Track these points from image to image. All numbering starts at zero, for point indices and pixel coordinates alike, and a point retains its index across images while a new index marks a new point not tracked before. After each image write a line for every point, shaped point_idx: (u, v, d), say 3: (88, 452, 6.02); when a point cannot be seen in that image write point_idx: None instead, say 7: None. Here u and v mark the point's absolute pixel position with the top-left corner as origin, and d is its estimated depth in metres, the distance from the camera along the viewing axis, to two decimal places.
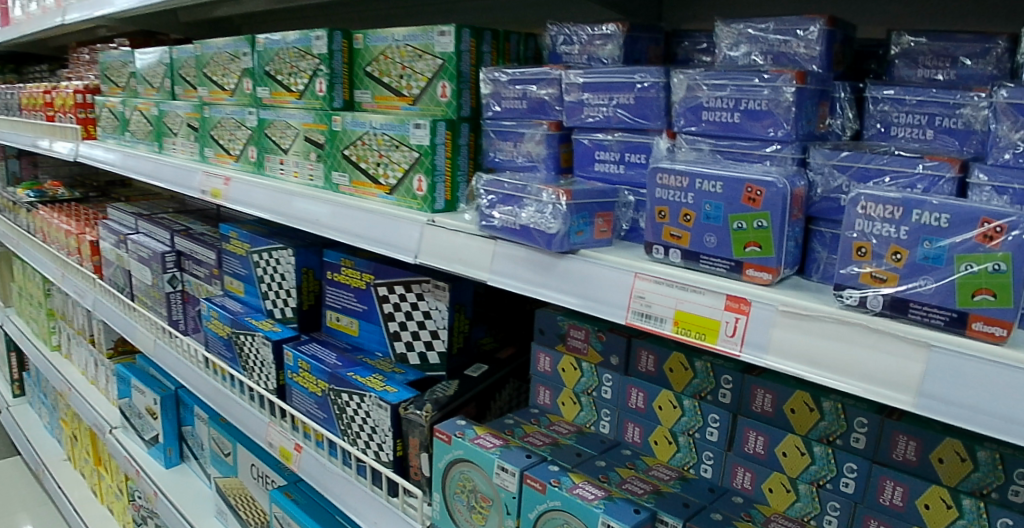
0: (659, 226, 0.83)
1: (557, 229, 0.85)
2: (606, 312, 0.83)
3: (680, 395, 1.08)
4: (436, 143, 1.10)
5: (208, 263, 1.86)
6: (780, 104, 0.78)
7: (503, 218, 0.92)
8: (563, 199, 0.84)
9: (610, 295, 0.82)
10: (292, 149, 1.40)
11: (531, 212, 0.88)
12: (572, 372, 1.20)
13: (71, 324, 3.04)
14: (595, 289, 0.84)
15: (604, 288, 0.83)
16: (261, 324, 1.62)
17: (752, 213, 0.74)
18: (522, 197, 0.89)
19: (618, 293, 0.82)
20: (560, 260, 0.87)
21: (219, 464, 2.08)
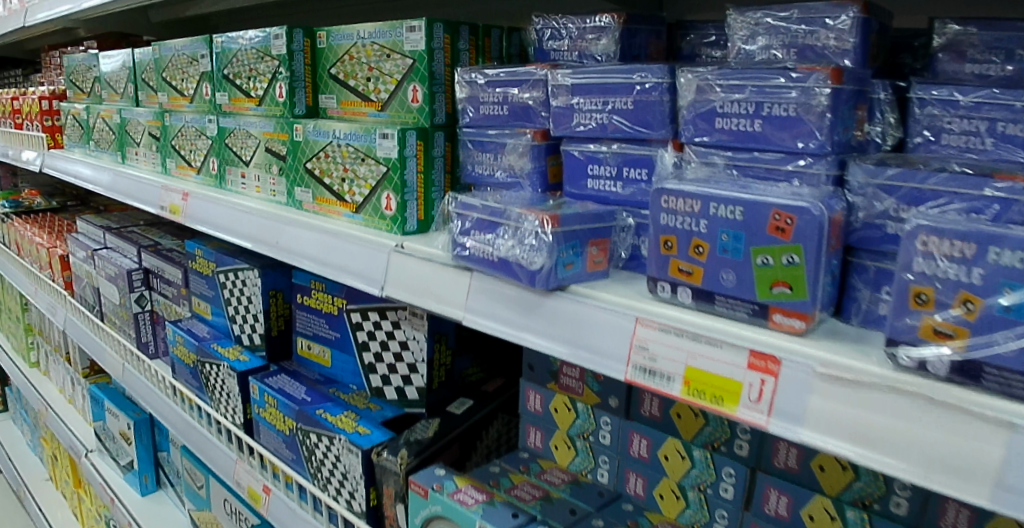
0: (664, 259, 0.68)
1: (541, 264, 0.70)
2: (603, 364, 0.68)
3: (690, 445, 0.93)
4: (406, 154, 0.96)
5: (174, 282, 1.71)
6: (812, 109, 0.64)
7: (477, 248, 0.77)
8: (548, 228, 0.69)
9: (609, 344, 0.68)
10: (253, 161, 1.25)
11: (510, 242, 0.73)
12: (566, 414, 1.06)
13: (46, 340, 2.88)
14: (588, 336, 0.69)
15: (600, 336, 0.69)
16: (226, 352, 1.46)
17: (780, 246, 0.60)
18: (500, 223, 0.74)
19: (618, 343, 0.67)
20: (547, 299, 0.72)
21: (193, 496, 1.93)
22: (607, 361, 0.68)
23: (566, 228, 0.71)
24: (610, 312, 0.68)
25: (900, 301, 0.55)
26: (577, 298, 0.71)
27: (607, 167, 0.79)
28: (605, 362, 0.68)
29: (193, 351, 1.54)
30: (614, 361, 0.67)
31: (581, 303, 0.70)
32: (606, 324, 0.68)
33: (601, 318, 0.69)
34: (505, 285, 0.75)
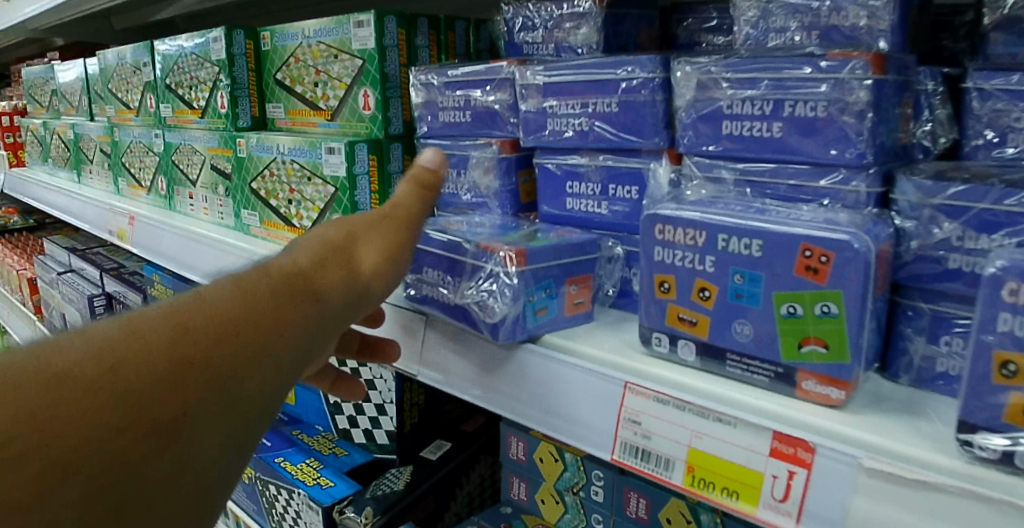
0: (659, 306, 0.53)
1: (503, 312, 0.56)
2: (582, 438, 0.53)
3: (697, 507, 0.66)
4: (357, 171, 0.76)
5: None
6: (847, 108, 0.50)
7: (432, 291, 0.63)
8: (512, 267, 0.55)
9: (587, 416, 0.53)
10: (200, 180, 1.01)
11: (467, 283, 0.58)
12: (552, 463, 0.74)
13: None
14: (564, 403, 0.55)
15: (576, 404, 0.54)
16: None
17: (813, 293, 0.45)
18: (456, 260, 0.60)
19: (598, 414, 0.52)
20: (513, 355, 0.58)
21: None
22: (586, 438, 0.53)
23: (536, 267, 0.56)
24: (587, 374, 0.53)
25: (978, 369, 0.39)
26: (546, 354, 0.56)
27: (589, 184, 0.64)
28: (583, 438, 0.53)
29: None
30: (594, 438, 0.53)
31: (552, 359, 0.55)
32: (583, 389, 0.53)
33: (575, 381, 0.54)
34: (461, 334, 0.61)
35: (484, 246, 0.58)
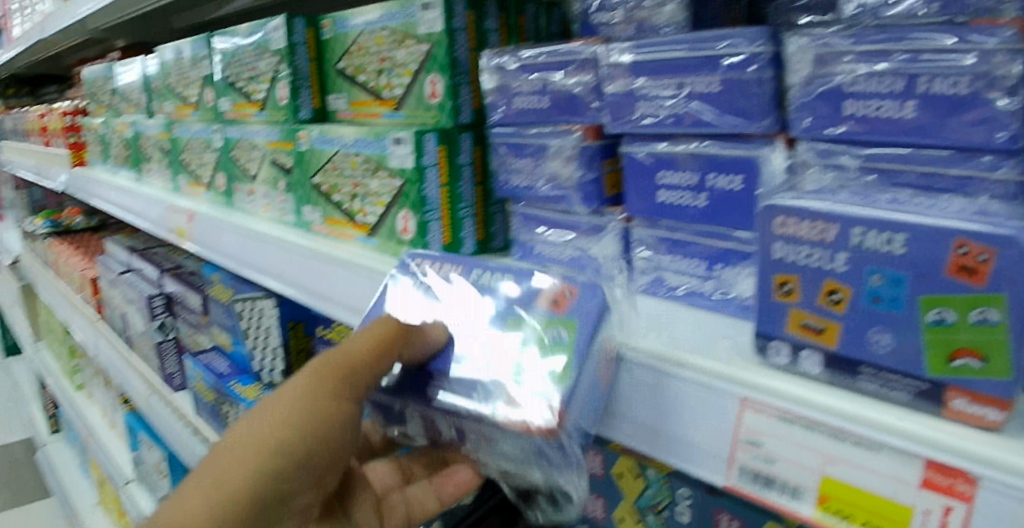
0: (778, 308, 0.47)
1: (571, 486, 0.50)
2: (693, 461, 0.48)
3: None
4: (424, 163, 0.69)
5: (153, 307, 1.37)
6: (999, 84, 0.42)
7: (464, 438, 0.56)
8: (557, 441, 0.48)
9: (701, 440, 0.47)
10: (259, 175, 0.94)
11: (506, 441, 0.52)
12: (634, 480, 0.67)
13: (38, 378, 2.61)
14: (669, 428, 0.48)
15: (686, 427, 0.47)
16: (245, 390, 0.97)
17: (967, 298, 0.38)
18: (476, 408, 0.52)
19: (713, 438, 0.46)
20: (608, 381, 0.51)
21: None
22: (697, 461, 0.48)
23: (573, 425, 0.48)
24: (702, 394, 0.46)
25: None
26: (652, 368, 0.49)
27: (684, 174, 0.58)
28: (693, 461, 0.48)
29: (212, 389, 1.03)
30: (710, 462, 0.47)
31: (660, 376, 0.48)
32: (693, 411, 0.47)
33: (686, 402, 0.47)
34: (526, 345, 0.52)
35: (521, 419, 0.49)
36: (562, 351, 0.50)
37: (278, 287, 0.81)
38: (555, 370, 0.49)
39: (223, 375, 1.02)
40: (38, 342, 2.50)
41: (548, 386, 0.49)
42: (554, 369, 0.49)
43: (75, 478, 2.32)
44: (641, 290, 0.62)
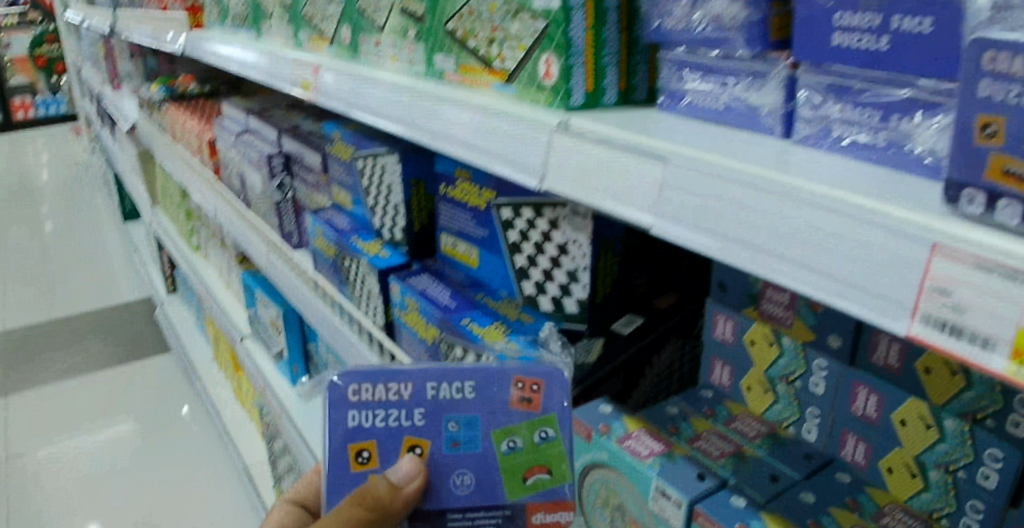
0: (979, 150, 0.35)
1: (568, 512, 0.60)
2: (855, 293, 0.39)
3: (945, 413, 0.54)
4: (571, 2, 0.62)
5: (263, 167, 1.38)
6: None
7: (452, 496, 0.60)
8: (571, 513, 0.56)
9: (838, 266, 0.39)
10: (387, 25, 0.93)
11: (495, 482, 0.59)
12: (767, 348, 0.66)
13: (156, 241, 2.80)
14: (832, 255, 0.40)
15: (819, 249, 0.40)
16: (364, 246, 0.98)
17: None
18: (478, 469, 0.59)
19: (849, 263, 0.39)
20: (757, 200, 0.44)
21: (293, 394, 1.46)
22: (834, 291, 0.40)
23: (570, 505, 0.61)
24: (838, 221, 0.39)
25: None
26: (782, 196, 0.42)
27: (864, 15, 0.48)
28: (830, 290, 0.40)
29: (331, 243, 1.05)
30: (847, 291, 0.39)
31: (793, 203, 0.42)
32: (831, 232, 0.40)
33: (820, 228, 0.40)
34: (682, 185, 0.48)
35: (528, 515, 0.59)
36: (545, 460, 0.59)
37: (399, 133, 0.82)
38: (544, 475, 0.59)
39: (344, 231, 1.05)
40: (155, 208, 2.65)
41: (543, 490, 0.59)
42: (536, 479, 0.60)
43: (190, 334, 2.51)
44: (801, 141, 0.56)
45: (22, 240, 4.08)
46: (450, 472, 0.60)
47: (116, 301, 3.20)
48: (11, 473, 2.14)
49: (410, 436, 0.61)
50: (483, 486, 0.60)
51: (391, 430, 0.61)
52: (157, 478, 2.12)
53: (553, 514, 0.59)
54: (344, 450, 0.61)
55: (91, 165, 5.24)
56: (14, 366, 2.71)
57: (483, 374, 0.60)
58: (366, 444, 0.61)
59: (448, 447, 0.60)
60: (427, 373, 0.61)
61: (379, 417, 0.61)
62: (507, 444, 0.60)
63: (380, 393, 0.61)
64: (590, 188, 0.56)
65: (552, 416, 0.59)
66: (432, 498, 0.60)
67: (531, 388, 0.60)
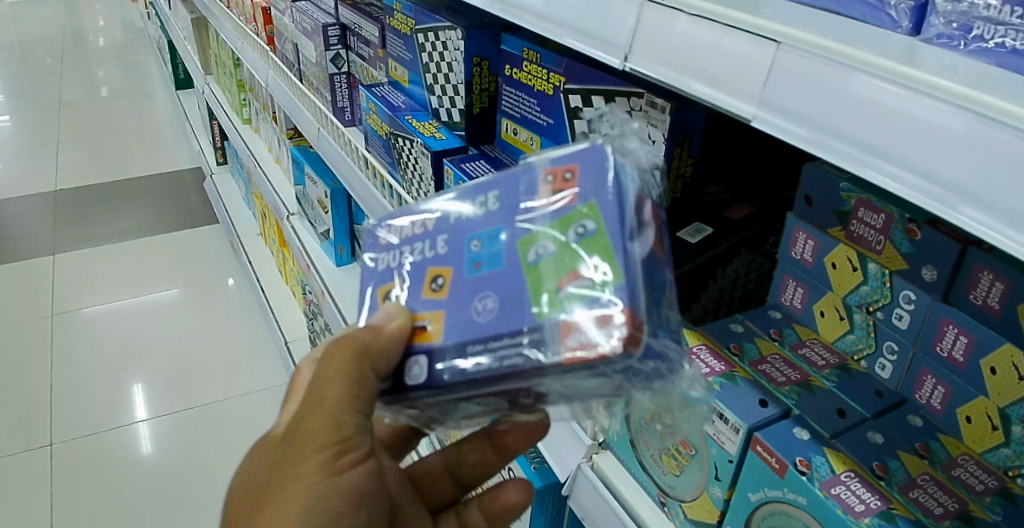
0: None
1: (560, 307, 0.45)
2: (965, 208, 0.33)
3: None
4: None
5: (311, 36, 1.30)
6: None
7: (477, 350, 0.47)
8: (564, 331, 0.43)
9: (959, 173, 0.33)
10: None
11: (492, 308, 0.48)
12: (849, 273, 0.59)
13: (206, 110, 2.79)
14: (944, 161, 0.34)
15: (936, 152, 0.34)
16: (422, 126, 0.96)
17: None
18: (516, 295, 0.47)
19: (976, 171, 0.32)
20: (874, 88, 0.37)
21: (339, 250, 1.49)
22: (951, 202, 0.33)
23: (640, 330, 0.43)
24: (964, 119, 0.33)
25: None
26: (902, 90, 0.35)
27: None
28: (946, 203, 0.34)
29: (384, 121, 1.03)
30: (959, 202, 0.33)
31: (910, 97, 0.35)
32: (952, 134, 0.33)
33: (939, 127, 0.34)
34: (793, 73, 0.41)
35: (563, 337, 0.43)
36: (587, 257, 0.45)
37: (468, 1, 0.76)
38: (584, 281, 0.44)
39: (398, 109, 1.02)
40: (208, 77, 2.62)
41: (584, 296, 0.44)
42: (573, 287, 0.45)
43: (239, 207, 2.55)
44: (930, 41, 0.41)
45: (81, 101, 4.13)
46: (471, 301, 0.49)
47: (169, 169, 3.24)
48: (66, 324, 2.25)
49: (435, 268, 0.53)
50: (511, 308, 0.47)
51: (392, 273, 0.56)
52: (202, 342, 2.21)
53: (594, 331, 0.42)
54: (421, 276, 0.53)
55: (147, 30, 5.20)
56: (70, 223, 2.80)
57: (511, 181, 0.54)
58: (442, 272, 0.52)
59: (470, 269, 0.51)
60: (454, 199, 0.56)
61: (406, 256, 0.56)
62: (534, 252, 0.48)
63: (410, 229, 0.57)
64: (682, 67, 0.49)
65: (589, 206, 0.48)
66: (455, 330, 0.48)
67: (564, 178, 0.50)
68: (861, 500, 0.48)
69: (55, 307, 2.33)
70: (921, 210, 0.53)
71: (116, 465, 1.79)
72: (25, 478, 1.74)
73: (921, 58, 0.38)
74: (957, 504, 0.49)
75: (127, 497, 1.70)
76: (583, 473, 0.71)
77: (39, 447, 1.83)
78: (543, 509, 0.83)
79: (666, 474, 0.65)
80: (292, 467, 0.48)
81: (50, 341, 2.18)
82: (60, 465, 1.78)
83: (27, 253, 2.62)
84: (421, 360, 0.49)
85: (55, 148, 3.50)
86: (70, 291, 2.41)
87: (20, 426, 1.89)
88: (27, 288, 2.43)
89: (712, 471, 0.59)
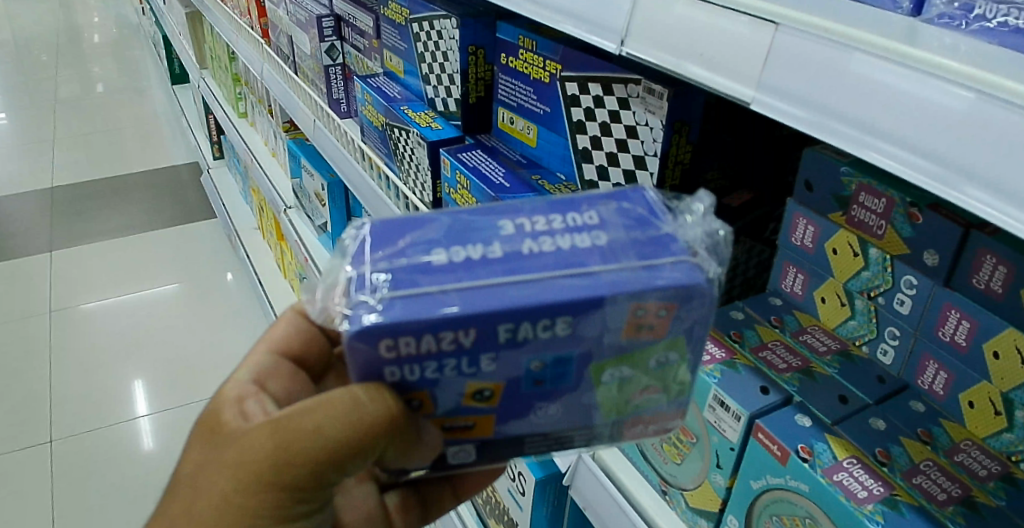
0: None
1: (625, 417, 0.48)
2: (973, 195, 0.32)
3: None
4: None
5: (305, 28, 1.29)
6: None
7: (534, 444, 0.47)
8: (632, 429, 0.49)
9: (961, 153, 0.32)
10: None
11: (552, 416, 0.46)
12: (851, 259, 0.59)
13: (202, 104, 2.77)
14: (956, 148, 0.33)
15: (941, 133, 0.33)
16: (418, 117, 0.95)
17: None
18: (579, 407, 0.46)
19: (980, 152, 0.32)
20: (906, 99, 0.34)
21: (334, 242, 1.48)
22: (957, 184, 0.33)
23: None
24: (967, 99, 0.32)
25: None
26: (912, 73, 0.34)
27: None
28: (949, 183, 0.33)
29: (379, 112, 1.02)
30: (962, 184, 0.33)
31: (917, 80, 0.34)
32: (955, 113, 0.32)
33: (942, 108, 0.33)
34: (795, 54, 0.40)
35: (624, 429, 0.49)
36: (659, 382, 0.46)
37: None
38: (654, 395, 0.47)
39: (394, 100, 1.01)
40: (204, 72, 2.61)
41: (649, 405, 0.48)
42: (645, 398, 0.47)
43: (236, 202, 2.54)
44: (931, 21, 0.40)
45: (76, 98, 4.11)
46: (531, 408, 0.45)
47: (166, 164, 3.23)
48: (64, 321, 2.25)
49: (475, 382, 0.42)
50: (575, 411, 0.46)
51: (408, 384, 0.41)
52: (201, 336, 2.20)
53: (660, 422, 0.49)
54: (458, 391, 0.43)
55: (142, 26, 5.17)
56: (67, 220, 2.79)
57: (589, 307, 0.39)
58: (490, 386, 0.43)
59: (528, 385, 0.43)
60: (497, 314, 0.39)
61: (428, 369, 0.41)
62: (608, 373, 0.44)
63: (419, 344, 0.39)
64: (678, 52, 0.48)
65: (675, 340, 0.43)
66: (512, 429, 0.46)
67: (656, 314, 0.41)
68: (864, 487, 0.49)
69: (53, 304, 2.32)
70: (922, 194, 0.52)
71: (117, 462, 1.79)
72: (25, 475, 1.74)
73: (921, 39, 0.37)
74: (960, 490, 0.49)
75: (128, 493, 1.71)
76: (583, 462, 0.70)
77: (39, 444, 1.83)
78: (544, 499, 0.83)
79: (666, 463, 0.65)
80: (241, 484, 0.44)
81: (48, 339, 2.18)
82: (60, 461, 1.78)
83: (23, 250, 2.61)
84: (468, 448, 0.47)
85: (51, 145, 3.49)
86: (67, 287, 2.40)
87: (18, 423, 1.88)
88: (24, 286, 2.42)
89: (713, 459, 0.59)
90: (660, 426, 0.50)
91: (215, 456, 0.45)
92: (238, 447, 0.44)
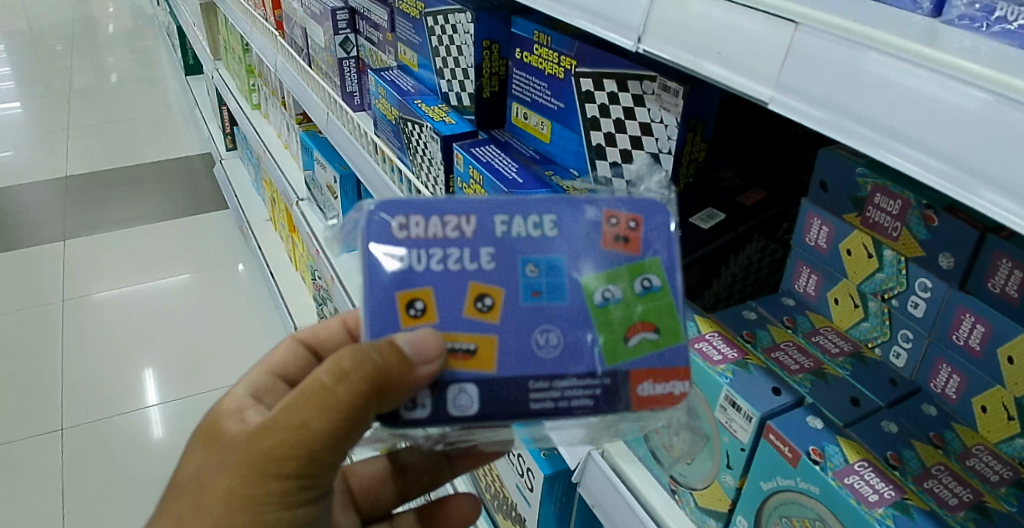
0: None
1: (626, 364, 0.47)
2: (984, 189, 0.32)
3: None
4: None
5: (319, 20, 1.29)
6: None
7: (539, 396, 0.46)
8: (643, 384, 0.47)
9: (976, 153, 0.32)
10: None
11: (554, 339, 0.47)
12: (865, 260, 0.58)
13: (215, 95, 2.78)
14: (968, 142, 0.33)
15: (958, 135, 0.33)
16: (432, 110, 0.95)
17: None
18: (577, 342, 0.47)
19: (998, 153, 0.31)
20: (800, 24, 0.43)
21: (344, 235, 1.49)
22: (970, 186, 0.33)
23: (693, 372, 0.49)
24: (983, 99, 0.32)
25: None
26: (906, 64, 0.35)
27: None
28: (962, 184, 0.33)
29: (392, 105, 1.02)
30: (973, 185, 0.32)
31: (934, 80, 0.34)
32: (969, 114, 0.32)
33: (956, 108, 0.33)
34: (811, 55, 0.40)
35: (633, 388, 0.47)
36: (650, 316, 0.48)
37: None
38: (650, 334, 0.48)
39: (407, 94, 1.01)
40: (217, 63, 2.62)
41: (652, 352, 0.48)
42: (641, 338, 0.48)
43: (248, 192, 2.55)
44: (950, 22, 0.38)
45: (89, 88, 4.14)
46: (531, 333, 0.47)
47: (178, 155, 3.25)
48: (75, 310, 2.27)
49: (478, 283, 0.48)
50: (575, 351, 0.47)
51: (416, 274, 0.47)
52: (211, 327, 2.22)
53: (664, 384, 0.47)
54: (461, 291, 0.48)
55: (155, 17, 5.19)
56: (80, 209, 2.82)
57: (570, 206, 0.49)
58: (490, 290, 0.48)
59: (527, 296, 0.48)
60: (493, 205, 0.49)
61: (434, 258, 0.48)
62: (601, 294, 0.48)
63: (429, 227, 0.48)
64: (695, 49, 0.48)
65: (654, 259, 0.49)
66: (517, 362, 0.47)
67: (629, 226, 0.49)
68: (874, 490, 0.48)
69: (65, 293, 2.34)
70: (938, 196, 0.52)
71: (127, 449, 1.80)
72: (37, 462, 1.76)
73: (941, 39, 0.36)
74: (971, 494, 0.49)
75: (138, 481, 1.72)
76: (592, 460, 0.70)
77: (50, 431, 1.85)
78: (552, 496, 0.83)
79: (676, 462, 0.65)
80: (243, 480, 0.44)
81: (61, 327, 2.20)
82: (71, 449, 1.80)
83: (37, 238, 2.63)
84: (468, 389, 0.46)
85: (65, 134, 3.51)
86: (80, 276, 2.42)
87: (30, 410, 1.91)
88: (38, 274, 2.44)
89: (723, 458, 0.59)
90: (663, 391, 0.48)
91: (217, 461, 0.46)
92: (241, 450, 0.45)
